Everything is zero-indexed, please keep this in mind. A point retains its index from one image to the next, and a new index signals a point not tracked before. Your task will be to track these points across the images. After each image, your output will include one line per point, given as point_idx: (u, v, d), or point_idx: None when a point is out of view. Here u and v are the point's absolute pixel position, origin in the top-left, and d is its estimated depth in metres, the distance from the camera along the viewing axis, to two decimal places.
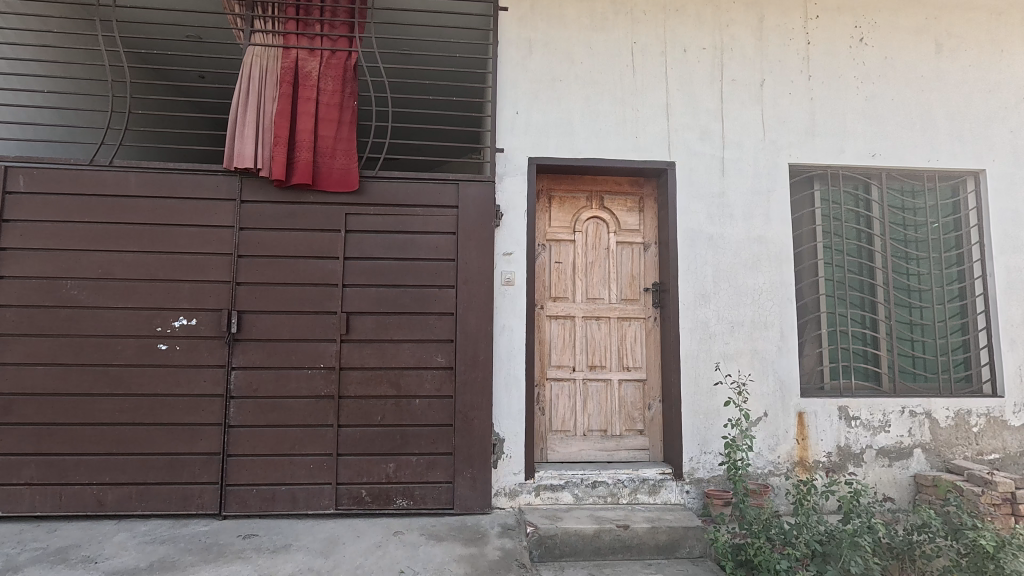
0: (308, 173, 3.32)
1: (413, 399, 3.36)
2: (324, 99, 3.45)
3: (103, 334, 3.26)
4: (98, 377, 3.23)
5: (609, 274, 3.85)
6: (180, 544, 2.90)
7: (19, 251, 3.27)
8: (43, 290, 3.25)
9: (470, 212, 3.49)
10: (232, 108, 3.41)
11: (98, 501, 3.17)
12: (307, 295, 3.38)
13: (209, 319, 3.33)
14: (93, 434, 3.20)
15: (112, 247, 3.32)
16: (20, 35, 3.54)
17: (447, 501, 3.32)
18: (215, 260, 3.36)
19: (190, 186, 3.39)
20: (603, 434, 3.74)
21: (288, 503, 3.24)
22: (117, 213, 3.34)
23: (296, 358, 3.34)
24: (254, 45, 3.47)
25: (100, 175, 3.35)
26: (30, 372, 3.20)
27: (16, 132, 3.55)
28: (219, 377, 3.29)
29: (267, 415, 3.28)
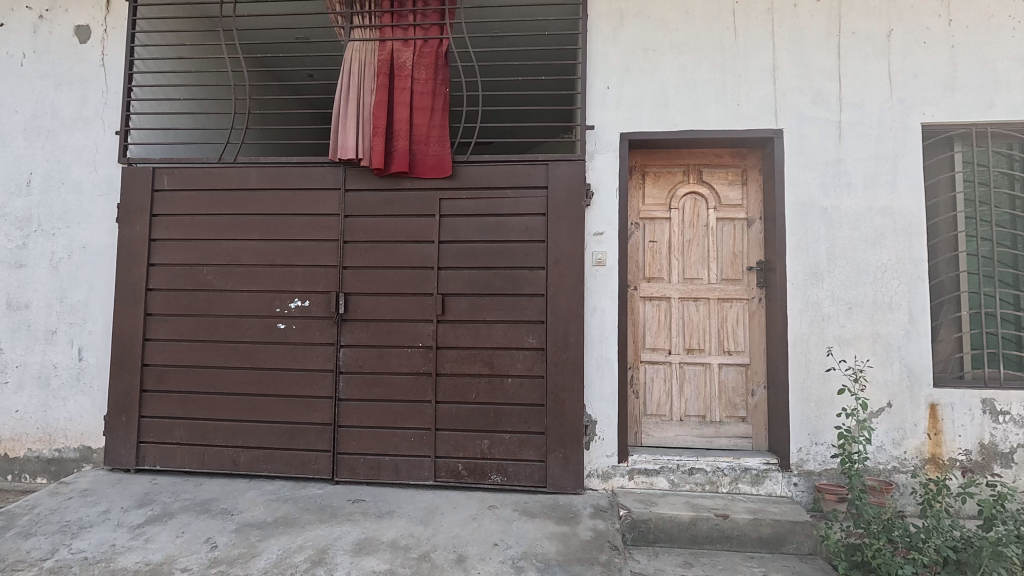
0: (404, 161, 3.48)
1: (505, 378, 3.43)
2: (417, 88, 3.57)
3: (233, 314, 3.66)
4: (230, 353, 3.64)
5: (708, 252, 3.65)
6: (299, 504, 3.21)
7: (165, 241, 3.74)
8: (185, 276, 3.70)
9: (560, 192, 3.46)
10: (336, 104, 3.64)
11: (233, 461, 3.58)
12: (406, 278, 3.55)
13: (320, 301, 3.60)
14: (228, 402, 3.61)
15: (238, 237, 3.69)
16: (159, 50, 3.99)
17: (540, 479, 3.37)
18: (324, 246, 3.63)
19: (301, 177, 3.67)
20: (701, 420, 3.59)
21: (392, 472, 3.46)
22: (241, 206, 3.70)
23: (397, 337, 3.53)
24: (353, 42, 3.66)
25: (227, 171, 3.73)
26: (177, 347, 3.67)
27: (161, 138, 4.04)
28: (329, 354, 3.57)
29: (372, 390, 3.51)
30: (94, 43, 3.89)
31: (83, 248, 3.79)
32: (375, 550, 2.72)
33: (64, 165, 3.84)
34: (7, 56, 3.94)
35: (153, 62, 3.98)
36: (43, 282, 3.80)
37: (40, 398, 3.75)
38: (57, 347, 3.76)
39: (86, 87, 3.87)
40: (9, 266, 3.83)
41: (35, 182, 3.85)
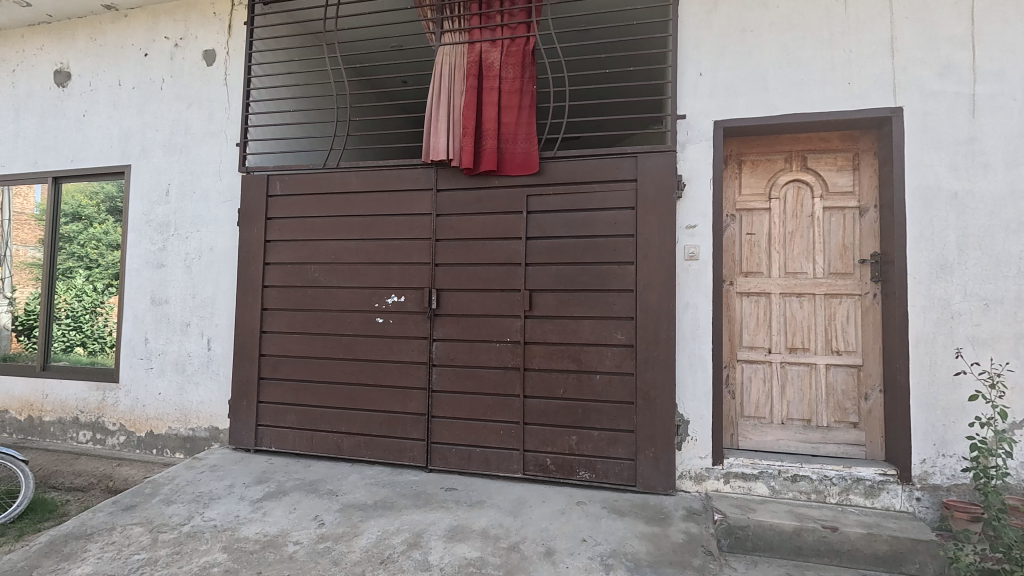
0: (492, 159, 3.55)
1: (593, 374, 3.40)
2: (505, 87, 3.63)
3: (336, 309, 3.93)
4: (334, 345, 3.91)
5: (814, 244, 3.39)
6: (397, 489, 3.39)
7: (278, 242, 4.09)
8: (295, 273, 4.03)
9: (649, 184, 3.36)
10: (428, 107, 3.79)
11: (337, 446, 3.85)
12: (495, 274, 3.62)
13: (415, 297, 3.77)
14: (332, 391, 3.89)
15: (341, 237, 3.96)
16: (271, 67, 4.37)
17: (629, 478, 3.31)
18: (418, 245, 3.79)
19: (397, 179, 3.86)
20: (806, 425, 3.35)
21: (482, 463, 3.56)
22: (343, 208, 3.96)
23: (486, 332, 3.61)
24: (444, 46, 3.79)
25: (331, 176, 4.00)
26: (289, 338, 4.01)
27: (273, 148, 4.42)
28: (423, 348, 3.73)
29: (462, 383, 3.63)
30: (218, 65, 4.32)
31: (210, 250, 4.23)
32: (467, 538, 2.81)
33: (195, 176, 4.31)
34: (149, 82, 4.48)
35: (266, 78, 4.36)
36: (179, 280, 4.29)
37: (178, 382, 4.24)
38: (191, 338, 4.23)
39: (212, 104, 4.31)
40: (152, 266, 4.36)
41: (172, 191, 4.35)
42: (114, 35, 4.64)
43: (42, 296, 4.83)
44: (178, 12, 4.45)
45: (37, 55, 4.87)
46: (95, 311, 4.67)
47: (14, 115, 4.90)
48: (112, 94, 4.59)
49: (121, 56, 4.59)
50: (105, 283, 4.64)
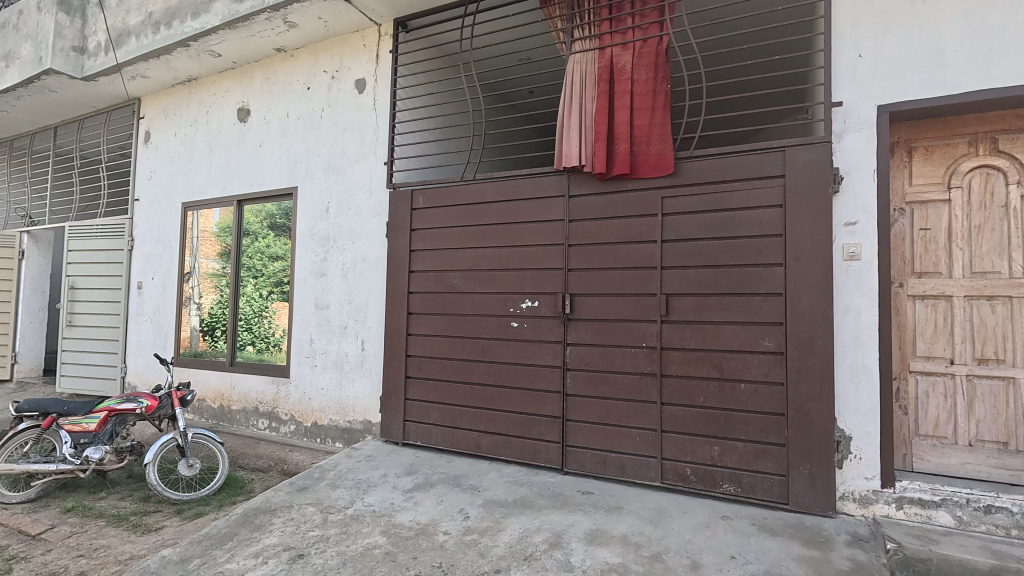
0: (625, 163, 3.52)
1: (738, 382, 3.23)
2: (638, 89, 3.58)
3: (474, 314, 4.14)
4: (473, 347, 4.12)
5: (1009, 239, 2.92)
6: (534, 489, 3.49)
7: (422, 252, 4.40)
8: (437, 280, 4.31)
9: (799, 180, 3.13)
10: (559, 116, 3.87)
11: (477, 443, 4.05)
12: (629, 278, 3.58)
13: (548, 302, 3.86)
14: (471, 391, 4.10)
15: (478, 245, 4.16)
16: (414, 90, 4.74)
17: (780, 495, 3.09)
18: (551, 250, 3.87)
19: (530, 187, 3.98)
20: (1001, 448, 2.90)
21: (618, 469, 3.53)
22: (480, 217, 4.17)
23: (621, 336, 3.59)
24: (575, 54, 3.85)
25: (468, 188, 4.24)
26: (432, 341, 4.30)
27: (417, 164, 4.77)
28: (557, 351, 3.80)
29: (597, 387, 3.64)
30: (368, 92, 4.76)
31: (363, 259, 4.67)
32: (607, 543, 2.81)
33: (349, 194, 4.78)
34: (312, 112, 5.07)
35: (410, 101, 4.74)
36: (337, 287, 4.79)
37: (337, 379, 4.73)
38: (348, 339, 4.70)
39: (363, 128, 4.76)
40: (315, 275, 4.92)
41: (331, 208, 4.87)
42: (283, 74, 5.31)
43: (222, 303, 5.69)
44: (334, 47, 4.98)
45: (224, 97, 5.72)
46: (263, 315, 5.43)
47: (208, 149, 5.80)
48: (282, 125, 5.26)
49: (288, 91, 5.24)
50: (269, 290, 5.40)
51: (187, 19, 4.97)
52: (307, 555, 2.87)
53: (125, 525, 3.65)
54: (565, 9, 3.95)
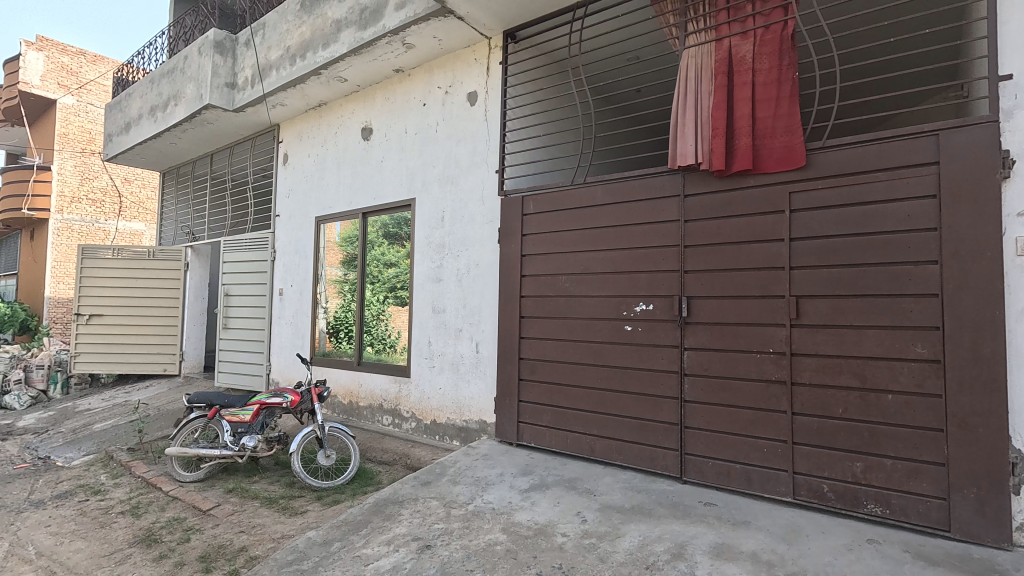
0: (747, 158, 3.36)
1: (883, 393, 2.93)
2: (760, 79, 3.40)
3: (586, 317, 4.14)
4: (585, 351, 4.12)
5: None
6: (652, 497, 3.40)
7: (533, 256, 4.48)
8: (548, 284, 4.37)
9: (958, 166, 2.78)
10: (673, 113, 3.77)
11: (590, 447, 4.04)
12: (753, 280, 3.39)
13: (664, 305, 3.75)
14: (585, 394, 4.10)
15: (589, 248, 4.16)
16: (523, 99, 4.86)
17: (939, 520, 2.75)
18: (666, 252, 3.77)
19: (642, 189, 3.91)
20: None
21: (744, 481, 3.35)
22: (590, 220, 4.16)
23: (744, 341, 3.40)
24: (688, 48, 3.73)
25: (578, 192, 4.25)
26: (544, 344, 4.35)
27: (527, 170, 4.88)
28: (674, 356, 3.68)
29: (718, 394, 3.48)
30: (479, 104, 4.94)
31: (477, 265, 4.84)
32: (735, 558, 2.67)
33: (463, 202, 4.99)
34: (427, 127, 5.36)
35: (520, 110, 4.86)
36: (452, 292, 5.01)
37: (454, 380, 4.94)
38: (463, 342, 4.89)
39: (475, 139, 4.95)
40: (432, 281, 5.19)
41: (446, 217, 5.11)
42: (401, 93, 5.67)
43: (346, 307, 6.23)
44: (447, 64, 5.23)
45: (350, 118, 6.23)
46: (379, 318, 5.87)
47: (336, 167, 6.34)
48: (400, 141, 5.61)
49: (406, 108, 5.59)
50: (384, 295, 5.85)
51: (319, 50, 5.48)
52: (434, 546, 3.03)
53: (275, 506, 4.10)
54: (677, 4, 3.85)
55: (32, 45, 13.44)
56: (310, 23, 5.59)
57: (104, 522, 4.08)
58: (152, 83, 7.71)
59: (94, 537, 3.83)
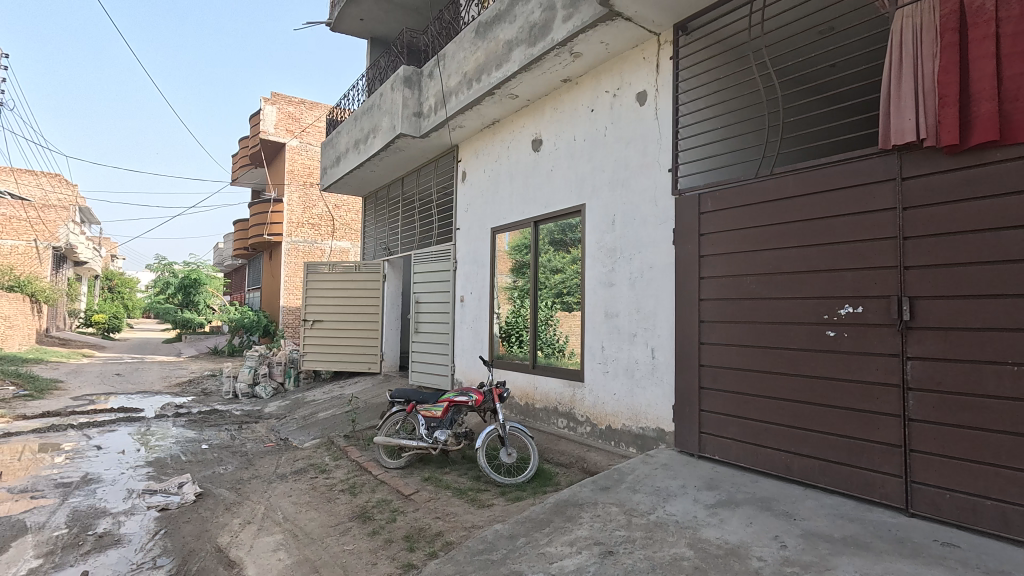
0: (991, 127, 2.79)
1: None
2: (1007, 31, 2.81)
3: (777, 321, 3.77)
4: (777, 358, 3.75)
5: None
6: (869, 528, 2.96)
7: (712, 257, 4.22)
8: (731, 286, 4.07)
9: None
10: (884, 83, 3.28)
11: (787, 465, 3.65)
12: (1003, 275, 2.77)
13: (877, 307, 3.26)
14: (778, 407, 3.73)
15: (779, 246, 3.79)
16: (695, 93, 4.63)
17: None
18: (878, 246, 3.27)
19: (844, 176, 3.45)
20: None
21: (998, 522, 2.74)
22: (780, 215, 3.79)
23: (992, 350, 2.80)
24: (903, 7, 3.22)
25: (764, 185, 3.91)
26: (727, 351, 4.06)
27: (702, 168, 4.63)
28: (892, 366, 3.17)
29: (956, 414, 2.90)
30: (650, 103, 4.82)
31: (651, 268, 4.71)
32: None
33: (634, 205, 4.90)
34: (596, 132, 5.38)
35: (692, 104, 4.63)
36: (626, 296, 4.94)
37: (629, 386, 4.85)
38: (638, 347, 4.78)
39: (646, 139, 4.83)
40: (604, 285, 5.17)
41: (617, 220, 5.06)
42: (569, 101, 5.77)
43: (517, 312, 6.53)
44: (614, 67, 5.20)
45: (520, 132, 6.53)
46: (546, 323, 6.07)
47: (509, 179, 6.69)
48: (570, 148, 5.72)
49: (574, 115, 5.68)
50: (549, 301, 6.05)
51: (493, 71, 5.85)
52: (617, 553, 2.99)
53: (465, 497, 4.43)
54: None
55: (268, 101, 16.58)
56: (484, 47, 5.99)
57: (330, 497, 4.81)
58: (356, 120, 8.93)
59: (324, 509, 4.53)
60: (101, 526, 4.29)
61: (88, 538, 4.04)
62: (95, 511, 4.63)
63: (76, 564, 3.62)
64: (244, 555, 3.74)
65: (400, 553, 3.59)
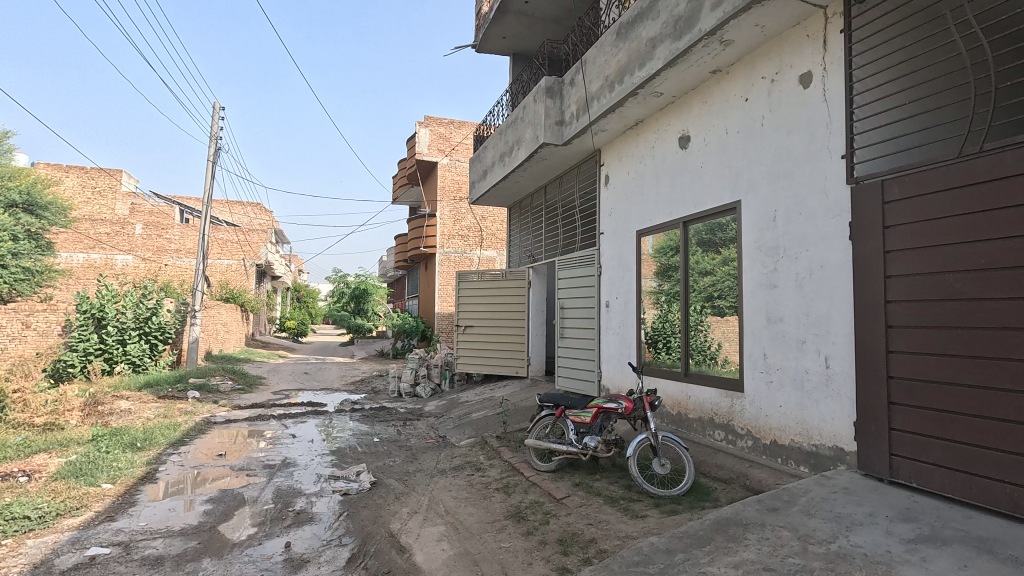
0: None
1: None
2: None
3: (996, 326, 3.14)
4: (996, 371, 3.12)
5: None
6: None
7: (901, 252, 3.66)
8: (928, 285, 3.48)
9: None
10: None
11: (1014, 501, 3.01)
12: None
13: None
14: (999, 429, 3.10)
15: (995, 236, 3.17)
16: (873, 67, 4.08)
17: None
18: None
19: None
20: None
21: None
22: (995, 199, 3.17)
23: None
24: None
25: (971, 165, 3.30)
26: (924, 361, 3.48)
27: (883, 150, 4.06)
28: None
29: None
30: (816, 84, 4.34)
31: (821, 267, 4.22)
32: None
33: (799, 198, 4.44)
34: (752, 122, 4.99)
35: (870, 79, 4.09)
36: (792, 298, 4.48)
37: (798, 398, 4.39)
38: (808, 355, 4.31)
39: (812, 125, 4.36)
40: (766, 287, 4.76)
41: (779, 216, 4.63)
42: (720, 93, 5.43)
43: (664, 317, 6.34)
44: (772, 49, 4.78)
45: (666, 130, 6.30)
46: (697, 328, 5.78)
47: (654, 179, 6.48)
48: (722, 143, 5.38)
49: (726, 107, 5.33)
50: (700, 305, 5.76)
51: (636, 71, 5.73)
52: None
53: (617, 506, 4.36)
54: None
55: (422, 124, 18.07)
56: (626, 48, 5.90)
57: (485, 494, 5.05)
58: (501, 134, 9.33)
59: (480, 506, 4.77)
60: (298, 503, 4.98)
61: (289, 514, 4.71)
62: (293, 490, 5.39)
63: (282, 535, 4.24)
64: (413, 542, 4.07)
65: (554, 556, 3.64)
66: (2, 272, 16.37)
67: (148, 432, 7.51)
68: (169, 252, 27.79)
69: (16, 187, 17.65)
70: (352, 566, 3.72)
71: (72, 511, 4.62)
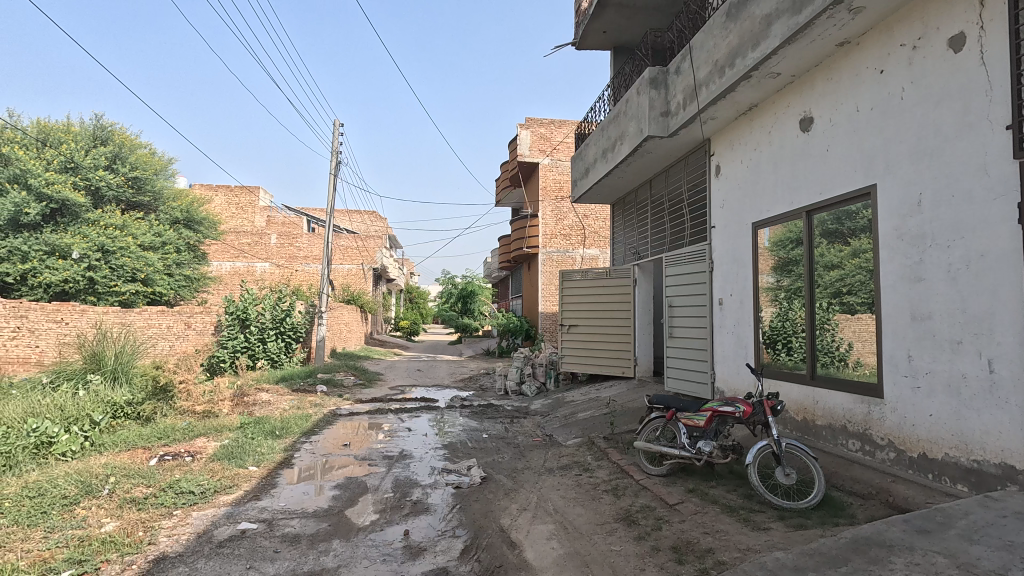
0: None
1: None
2: None
3: None
4: None
5: None
6: None
7: None
8: None
9: None
10: None
11: None
12: None
13: None
14: None
15: None
16: None
17: None
18: None
19: None
20: None
21: None
22: None
23: None
24: None
25: None
26: None
27: None
28: None
29: None
30: (971, 47, 3.78)
31: (981, 256, 3.67)
32: None
33: (951, 178, 3.90)
34: (889, 96, 4.46)
35: None
36: (943, 292, 3.94)
37: (953, 407, 3.85)
38: (965, 358, 3.76)
39: (967, 93, 3.80)
40: (909, 280, 4.23)
41: (925, 200, 4.10)
42: (848, 67, 4.92)
43: (784, 316, 5.90)
44: (913, 13, 4.23)
45: (785, 112, 5.83)
46: (824, 326, 5.32)
47: (772, 166, 6.02)
48: (851, 122, 4.87)
49: (857, 82, 4.82)
50: (827, 300, 5.29)
51: (749, 53, 5.36)
52: None
53: (736, 516, 4.10)
54: None
55: (524, 126, 18.34)
56: (738, 29, 5.54)
57: (594, 495, 5.00)
58: (603, 130, 9.18)
59: (589, 506, 4.72)
60: (415, 494, 5.26)
61: (407, 503, 4.99)
62: (410, 481, 5.69)
63: (401, 523, 4.49)
64: (523, 539, 4.13)
65: (668, 563, 3.50)
66: (169, 280, 19.00)
67: (285, 421, 8.32)
68: (299, 259, 30.61)
69: (178, 205, 20.38)
70: (465, 557, 3.84)
71: (226, 489, 5.25)
